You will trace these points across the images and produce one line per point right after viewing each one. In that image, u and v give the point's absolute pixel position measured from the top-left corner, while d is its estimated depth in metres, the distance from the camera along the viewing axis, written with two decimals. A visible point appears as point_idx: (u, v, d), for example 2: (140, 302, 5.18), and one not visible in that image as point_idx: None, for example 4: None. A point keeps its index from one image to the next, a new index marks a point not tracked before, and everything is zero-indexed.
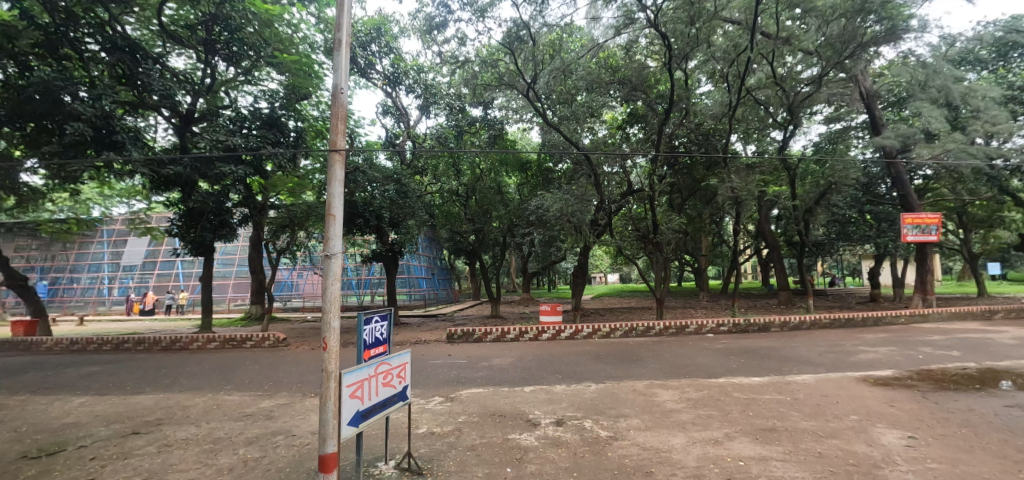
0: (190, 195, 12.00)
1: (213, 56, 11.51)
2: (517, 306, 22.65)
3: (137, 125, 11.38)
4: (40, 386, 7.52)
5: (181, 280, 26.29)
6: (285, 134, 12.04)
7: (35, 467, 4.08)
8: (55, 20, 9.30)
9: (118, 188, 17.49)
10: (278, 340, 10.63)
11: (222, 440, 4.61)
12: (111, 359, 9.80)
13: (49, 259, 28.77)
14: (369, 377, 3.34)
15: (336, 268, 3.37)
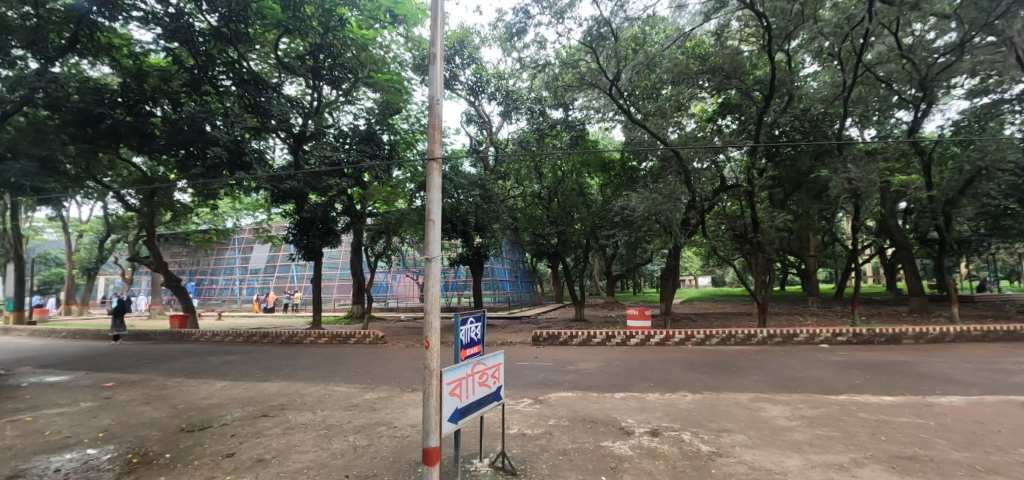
0: (303, 206, 13.40)
1: (319, 81, 12.74)
2: (603, 309, 22.19)
3: (260, 146, 12.91)
4: (191, 370, 8.83)
5: (295, 281, 29.41)
6: (381, 147, 12.94)
7: (191, 440, 4.80)
8: (198, 62, 10.88)
9: (246, 201, 20.06)
10: (376, 338, 11.44)
11: (334, 426, 5.07)
12: (242, 350, 11.25)
13: (195, 263, 33.75)
14: (467, 375, 3.49)
15: (436, 270, 3.55)
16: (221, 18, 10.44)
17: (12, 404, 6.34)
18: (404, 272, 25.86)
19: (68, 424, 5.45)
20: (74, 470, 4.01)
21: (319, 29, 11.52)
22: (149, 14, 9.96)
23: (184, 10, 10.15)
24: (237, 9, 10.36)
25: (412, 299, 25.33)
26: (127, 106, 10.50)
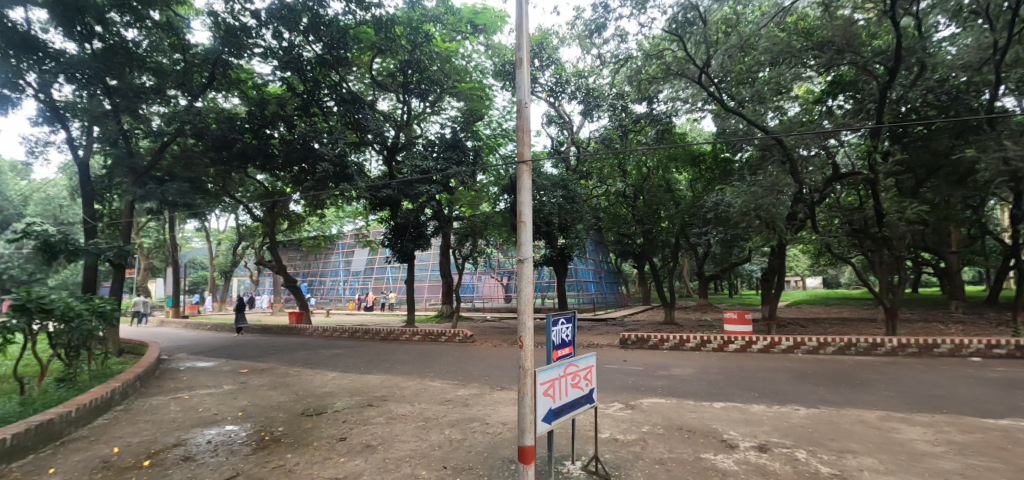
0: (397, 212, 14.29)
1: (408, 95, 13.50)
2: (695, 312, 20.96)
3: (359, 159, 13.99)
4: (306, 361, 9.84)
5: (391, 283, 31.50)
6: (466, 153, 13.41)
7: (309, 423, 5.34)
8: (308, 88, 12.15)
9: (349, 210, 21.93)
10: (466, 337, 11.87)
11: (431, 419, 5.34)
12: (347, 345, 12.29)
13: (307, 267, 37.61)
14: (561, 376, 3.49)
15: (528, 271, 3.60)
16: (325, 46, 11.53)
17: (173, 384, 7.54)
18: (490, 273, 26.53)
19: (214, 403, 6.35)
20: (221, 443, 4.66)
21: (407, 46, 12.23)
22: (268, 49, 11.31)
23: (295, 43, 11.36)
24: (337, 37, 11.39)
25: (497, 300, 25.88)
26: (253, 130, 12.05)
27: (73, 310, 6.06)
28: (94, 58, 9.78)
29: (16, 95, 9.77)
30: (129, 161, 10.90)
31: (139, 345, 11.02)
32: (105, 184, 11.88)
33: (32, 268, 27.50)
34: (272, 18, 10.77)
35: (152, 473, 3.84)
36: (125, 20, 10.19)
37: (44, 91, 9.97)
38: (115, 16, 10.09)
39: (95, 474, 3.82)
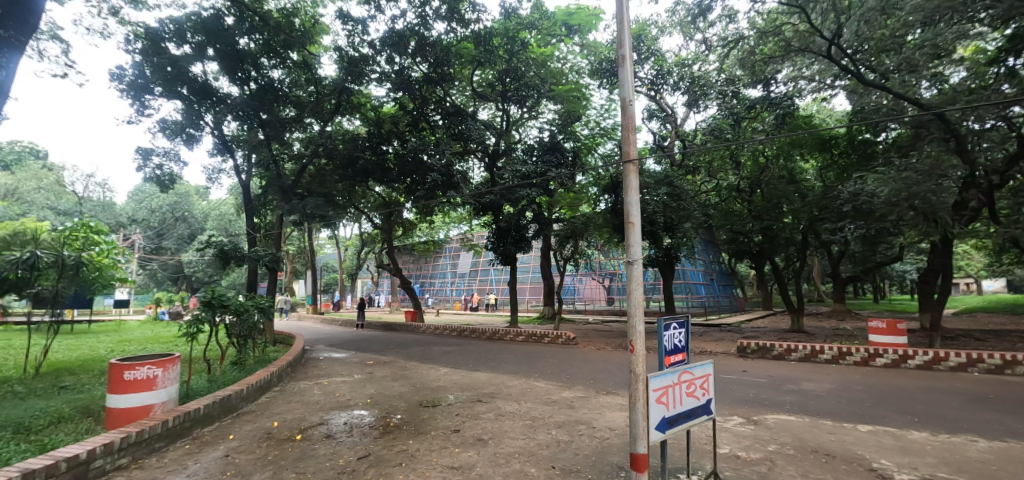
0: (500, 216, 14.88)
1: (507, 103, 13.79)
2: (828, 319, 18.53)
3: (463, 168, 14.68)
4: (421, 357, 10.60)
5: (494, 284, 32.61)
6: (565, 156, 13.39)
7: (426, 413, 5.75)
8: (417, 106, 13.16)
9: (455, 215, 23.19)
10: (569, 339, 11.84)
11: (538, 419, 5.42)
12: (456, 343, 12.98)
13: (419, 269, 40.53)
14: (674, 384, 3.34)
15: (638, 273, 3.51)
16: (431, 65, 12.31)
17: (315, 371, 8.63)
18: (591, 275, 26.15)
19: (347, 390, 7.14)
20: (354, 425, 5.22)
21: (504, 56, 12.53)
22: (383, 74, 12.46)
23: (405, 66, 12.36)
24: (442, 55, 12.09)
25: (599, 302, 25.40)
26: (371, 147, 13.30)
27: (241, 305, 7.29)
28: (250, 97, 11.61)
29: (200, 133, 11.96)
30: (279, 181, 12.72)
31: (287, 336, 12.79)
32: (261, 201, 14.00)
33: (211, 271, 33.46)
34: (385, 45, 11.83)
35: (303, 446, 4.44)
36: (272, 63, 11.96)
37: (217, 128, 12.06)
38: (265, 61, 11.88)
39: (261, 442, 4.52)
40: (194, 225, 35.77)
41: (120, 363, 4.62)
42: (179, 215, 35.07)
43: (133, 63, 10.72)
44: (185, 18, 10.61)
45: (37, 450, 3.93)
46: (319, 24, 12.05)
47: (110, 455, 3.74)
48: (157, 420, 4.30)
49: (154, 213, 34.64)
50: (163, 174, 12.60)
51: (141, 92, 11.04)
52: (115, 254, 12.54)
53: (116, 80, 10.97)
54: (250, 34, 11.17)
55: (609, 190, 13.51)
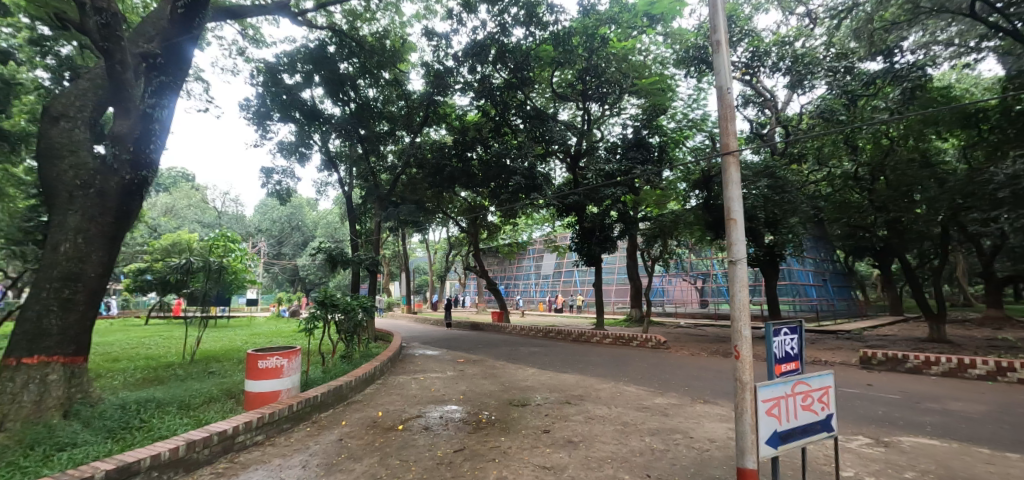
0: (584, 216, 14.67)
1: (588, 102, 13.54)
2: (977, 328, 15.75)
3: (545, 170, 14.68)
4: (509, 357, 10.78)
5: (579, 286, 32.27)
6: (651, 152, 12.93)
7: (516, 412, 5.82)
8: (499, 112, 13.48)
9: (538, 217, 23.32)
10: (659, 342, 11.34)
11: (630, 424, 5.24)
12: (542, 344, 13.04)
13: (504, 271, 41.35)
14: (788, 395, 3.05)
15: (742, 275, 3.27)
16: (511, 70, 12.54)
17: (411, 367, 9.15)
18: (682, 276, 24.81)
19: (442, 386, 7.47)
20: (449, 419, 5.45)
21: (584, 54, 12.30)
22: (466, 83, 12.93)
23: (486, 74, 12.69)
24: (522, 59, 12.24)
25: (690, 304, 24.02)
26: (457, 155, 13.84)
27: (349, 305, 7.94)
28: (350, 116, 12.68)
29: (309, 151, 13.34)
30: (376, 191, 13.71)
31: (385, 334, 13.72)
32: (361, 209, 15.21)
33: (320, 274, 37.04)
34: (468, 56, 12.21)
35: (405, 436, 4.73)
36: (367, 83, 12.92)
37: (324, 146, 13.36)
38: (361, 82, 12.88)
39: (368, 430, 4.91)
40: (307, 234, 39.87)
41: (256, 353, 5.30)
42: (295, 224, 39.32)
43: (256, 94, 12.26)
44: (296, 51, 11.91)
45: (195, 424, 4.65)
46: (407, 42, 12.71)
47: (250, 432, 4.31)
48: (285, 405, 4.86)
49: (274, 223, 39.19)
50: (281, 188, 14.20)
51: (264, 118, 12.58)
52: (247, 260, 14.37)
53: (244, 110, 12.59)
54: (349, 58, 12.22)
55: (699, 186, 12.73)
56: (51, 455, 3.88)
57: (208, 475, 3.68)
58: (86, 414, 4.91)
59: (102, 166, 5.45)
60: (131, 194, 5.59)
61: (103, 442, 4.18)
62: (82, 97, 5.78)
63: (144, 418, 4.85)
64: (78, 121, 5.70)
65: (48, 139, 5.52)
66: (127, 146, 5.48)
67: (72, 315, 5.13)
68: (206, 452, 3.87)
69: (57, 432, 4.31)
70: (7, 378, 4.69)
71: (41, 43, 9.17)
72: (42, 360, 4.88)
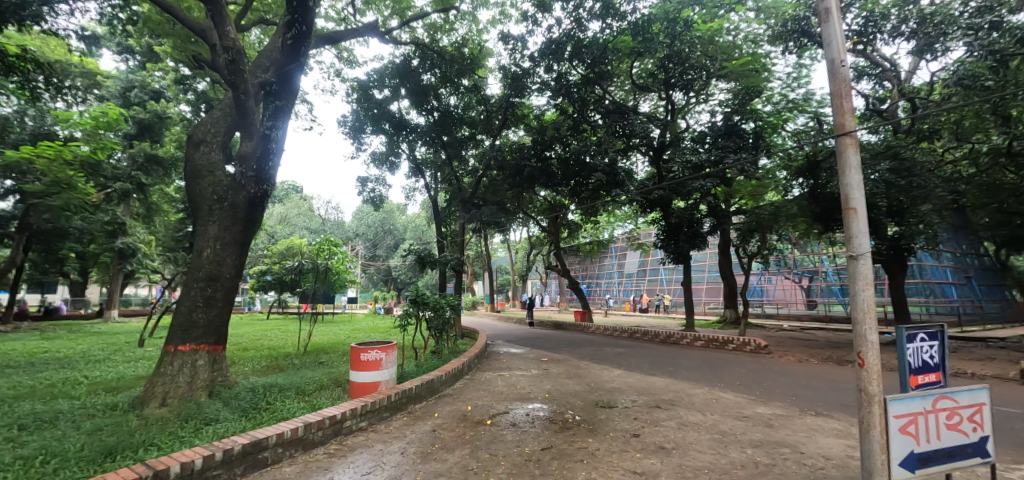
0: (670, 212, 13.74)
1: (672, 90, 12.73)
2: None
3: (626, 165, 14.13)
4: (593, 357, 10.58)
5: (665, 284, 30.88)
6: (745, 139, 11.95)
7: (603, 414, 5.66)
8: (578, 108, 13.29)
9: (620, 215, 22.69)
10: (759, 346, 10.43)
11: (729, 434, 4.84)
12: (628, 345, 12.64)
13: (585, 270, 40.85)
14: (928, 412, 2.64)
15: (865, 271, 2.90)
16: (588, 66, 12.28)
17: (497, 364, 9.32)
18: (783, 274, 22.76)
19: (527, 384, 7.52)
20: (535, 417, 5.44)
21: (666, 40, 11.51)
22: (543, 83, 12.88)
23: (563, 72, 12.58)
24: (599, 53, 11.90)
25: (794, 304, 21.91)
26: (536, 154, 13.93)
27: (438, 303, 8.29)
28: (433, 125, 13.27)
29: (399, 160, 14.22)
30: (460, 194, 14.39)
31: (470, 332, 14.14)
32: (446, 212, 15.86)
33: (410, 274, 39.22)
34: (544, 55, 12.18)
35: (493, 431, 4.80)
36: (449, 92, 13.36)
37: (411, 153, 14.15)
38: (443, 90, 13.33)
39: (459, 422, 5.06)
40: (398, 237, 42.51)
41: (359, 345, 5.72)
42: (387, 228, 42.08)
43: (351, 110, 13.28)
44: (384, 67, 12.70)
45: (310, 408, 5.13)
46: (484, 48, 12.91)
47: (355, 418, 4.65)
48: (385, 393, 5.20)
49: (369, 228, 42.22)
50: (374, 196, 15.23)
51: (358, 132, 13.58)
52: (348, 262, 15.60)
53: (341, 125, 13.69)
54: (431, 69, 12.76)
55: (801, 174, 11.62)
56: (200, 428, 4.49)
57: (321, 455, 4.03)
58: (225, 395, 5.63)
59: (233, 183, 6.19)
60: (255, 206, 6.30)
61: (238, 419, 4.76)
62: (216, 125, 6.63)
63: (269, 401, 5.45)
64: (214, 146, 6.56)
65: (192, 162, 6.41)
66: (251, 165, 6.15)
67: (214, 310, 5.89)
68: (320, 434, 4.24)
69: (204, 409, 4.99)
70: (167, 362, 5.52)
71: (183, 82, 10.77)
72: (192, 348, 5.66)
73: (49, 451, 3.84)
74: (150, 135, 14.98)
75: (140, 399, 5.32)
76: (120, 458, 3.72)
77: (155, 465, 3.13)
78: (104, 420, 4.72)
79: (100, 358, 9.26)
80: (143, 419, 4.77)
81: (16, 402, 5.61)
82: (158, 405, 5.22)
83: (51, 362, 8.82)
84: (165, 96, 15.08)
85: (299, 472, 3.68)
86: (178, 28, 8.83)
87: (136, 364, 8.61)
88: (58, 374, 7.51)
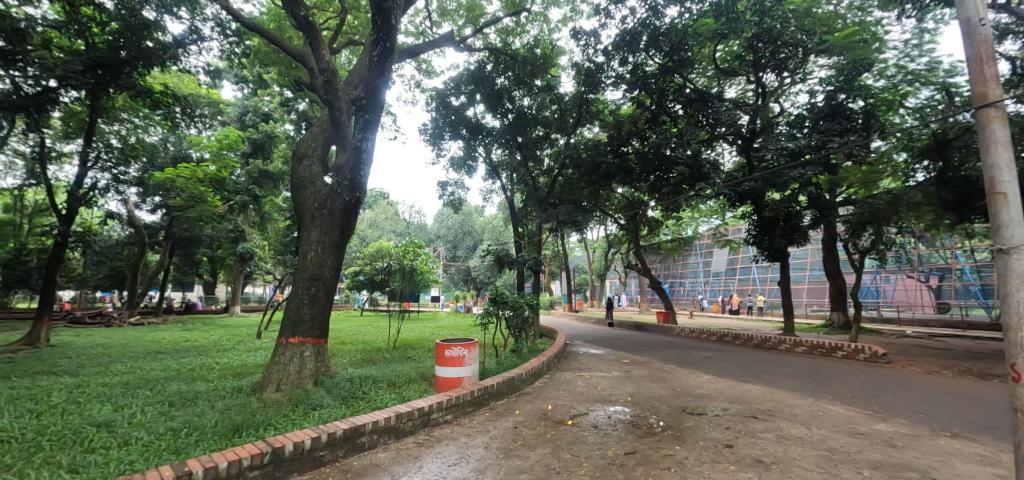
0: (763, 204, 12.63)
1: (762, 72, 11.70)
2: None
3: (711, 156, 13.23)
4: (679, 360, 10.06)
5: (758, 284, 28.62)
6: (853, 119, 10.67)
7: (691, 421, 5.34)
8: (656, 100, 12.74)
9: (705, 209, 21.39)
10: (875, 354, 9.25)
11: (840, 452, 4.32)
12: (717, 348, 11.86)
13: (667, 269, 39.11)
14: None
15: (1018, 267, 2.60)
16: (667, 54, 11.70)
17: (576, 365, 9.19)
18: (904, 272, 20.13)
19: (608, 386, 7.31)
20: (618, 420, 5.28)
21: (754, 19, 10.66)
22: (618, 77, 12.51)
23: (639, 63, 12.11)
24: (678, 40, 11.29)
25: (919, 307, 19.27)
26: (613, 150, 13.55)
27: (517, 302, 8.35)
28: (508, 127, 13.46)
29: (476, 163, 14.62)
30: (536, 194, 14.49)
31: (549, 332, 14.11)
32: (523, 212, 16.00)
33: (489, 274, 40.14)
34: (619, 48, 11.80)
35: (575, 432, 4.72)
36: (523, 93, 13.46)
37: (488, 156, 14.48)
38: (517, 92, 13.49)
39: (540, 421, 5.04)
40: (477, 238, 43.74)
41: (443, 341, 5.91)
42: (466, 230, 43.55)
43: (431, 118, 13.89)
44: (460, 75, 13.13)
45: (400, 400, 5.41)
46: (556, 47, 12.82)
47: (442, 411, 4.82)
48: (470, 389, 5.34)
49: (449, 230, 43.91)
50: (454, 199, 15.77)
51: (437, 139, 14.15)
52: (432, 262, 16.38)
53: (422, 133, 14.35)
54: (505, 72, 12.92)
55: (926, 155, 10.14)
56: (309, 412, 4.92)
57: (411, 444, 4.22)
58: (328, 383, 6.12)
59: (331, 192, 6.70)
60: (350, 212, 6.74)
61: (339, 406, 5.14)
62: (315, 140, 7.27)
63: (365, 391, 5.83)
64: (314, 159, 7.17)
65: (297, 175, 7.07)
66: (345, 175, 6.62)
67: (318, 306, 6.42)
68: (410, 424, 4.44)
69: (311, 395, 5.46)
70: (280, 352, 6.13)
71: (288, 104, 11.88)
72: (300, 340, 6.22)
73: (191, 425, 4.42)
74: (262, 153, 16.80)
75: (260, 384, 5.96)
76: (245, 434, 4.19)
77: (273, 442, 3.48)
78: (232, 401, 5.34)
79: (227, 348, 10.57)
80: (262, 402, 5.34)
81: (166, 382, 6.56)
82: (274, 390, 5.81)
83: (191, 349, 10.24)
84: (272, 117, 16.80)
85: (392, 458, 3.88)
86: (281, 56, 9.80)
87: (256, 353, 9.70)
88: (196, 360, 8.69)
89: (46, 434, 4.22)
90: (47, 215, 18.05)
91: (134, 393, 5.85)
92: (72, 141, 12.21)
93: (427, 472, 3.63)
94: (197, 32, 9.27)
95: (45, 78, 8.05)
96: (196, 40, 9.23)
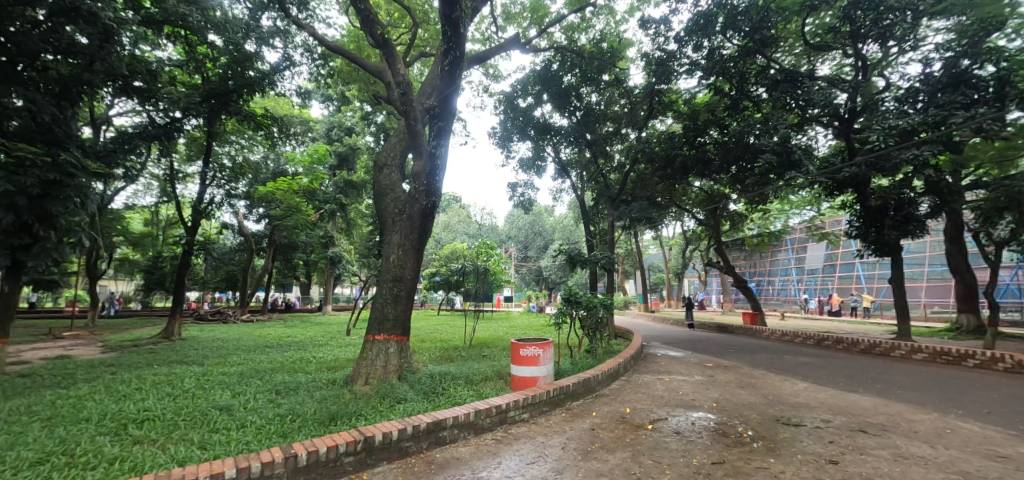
0: (867, 192, 11.31)
1: (862, 43, 10.54)
2: None
3: (802, 142, 12.12)
4: (770, 365, 9.34)
5: (863, 282, 25.81)
6: (981, 89, 9.25)
7: (787, 432, 4.92)
8: (735, 85, 11.94)
9: (796, 201, 19.66)
10: (1020, 364, 7.85)
11: (974, 476, 3.76)
12: (814, 353, 10.85)
13: (753, 266, 36.53)
14: None
15: None
16: (747, 34, 10.93)
17: (656, 367, 8.85)
18: None
19: (692, 390, 6.96)
20: (702, 427, 5.00)
21: None
22: (692, 64, 11.83)
23: (716, 46, 11.41)
24: (759, 17, 10.51)
25: None
26: (689, 142, 12.89)
27: (592, 303, 8.22)
28: (577, 125, 13.32)
29: (545, 163, 14.63)
30: (607, 191, 14.21)
31: (625, 333, 13.74)
32: (594, 211, 15.73)
33: (561, 274, 40.00)
34: (692, 33, 11.21)
35: (656, 437, 4.55)
36: (590, 90, 13.23)
37: (556, 155, 14.42)
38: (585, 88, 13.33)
39: (619, 424, 4.92)
40: (548, 238, 43.79)
41: (518, 341, 5.98)
42: (537, 230, 43.78)
43: (499, 121, 14.09)
44: (526, 76, 13.20)
45: (479, 397, 5.54)
46: (624, 39, 12.49)
47: (519, 409, 4.86)
48: (545, 388, 5.34)
49: (521, 230, 44.43)
50: (524, 199, 15.88)
51: (506, 141, 14.34)
52: (505, 263, 16.61)
53: (492, 137, 14.62)
54: (572, 70, 12.77)
55: None
56: (394, 405, 5.20)
57: (490, 440, 4.31)
58: (411, 379, 6.43)
59: (409, 197, 7.02)
60: (427, 215, 7.01)
61: (421, 401, 5.39)
62: (394, 149, 7.65)
63: (445, 387, 6.04)
64: (392, 167, 7.57)
65: (378, 182, 7.50)
66: (422, 181, 6.90)
67: (400, 305, 6.76)
68: (489, 420, 4.54)
69: (397, 389, 5.77)
70: (368, 348, 6.54)
71: (368, 118, 12.70)
72: (384, 338, 6.58)
73: (294, 413, 4.86)
74: (347, 164, 18.09)
75: (351, 377, 6.41)
76: (340, 423, 4.53)
77: (365, 431, 3.73)
78: (328, 392, 5.80)
79: (321, 343, 11.49)
80: (353, 394, 5.73)
81: (272, 373, 7.27)
82: (363, 383, 6.23)
83: (291, 344, 11.28)
84: (354, 131, 18.03)
85: (473, 453, 4.00)
86: (361, 73, 10.48)
87: (346, 349, 10.44)
88: (296, 354, 9.54)
89: (181, 415, 4.86)
90: (176, 227, 20.81)
91: (246, 382, 6.55)
92: (194, 162, 13.97)
93: (506, 468, 3.69)
94: (289, 59, 10.14)
95: (172, 110, 9.33)
96: (288, 66, 10.14)
